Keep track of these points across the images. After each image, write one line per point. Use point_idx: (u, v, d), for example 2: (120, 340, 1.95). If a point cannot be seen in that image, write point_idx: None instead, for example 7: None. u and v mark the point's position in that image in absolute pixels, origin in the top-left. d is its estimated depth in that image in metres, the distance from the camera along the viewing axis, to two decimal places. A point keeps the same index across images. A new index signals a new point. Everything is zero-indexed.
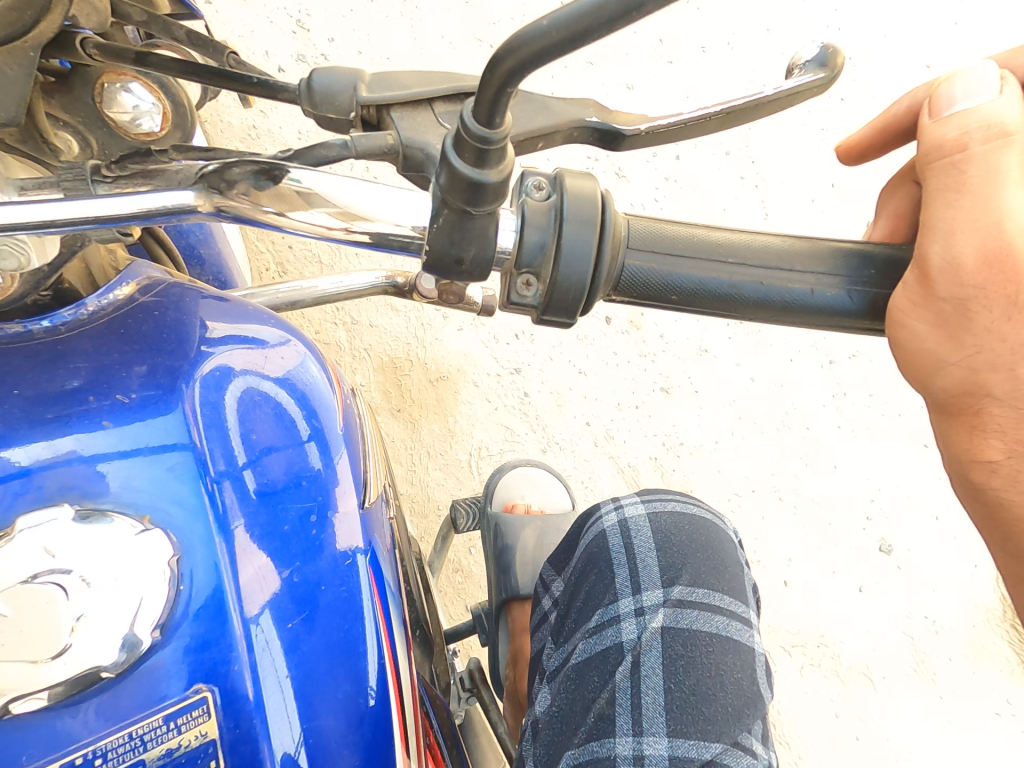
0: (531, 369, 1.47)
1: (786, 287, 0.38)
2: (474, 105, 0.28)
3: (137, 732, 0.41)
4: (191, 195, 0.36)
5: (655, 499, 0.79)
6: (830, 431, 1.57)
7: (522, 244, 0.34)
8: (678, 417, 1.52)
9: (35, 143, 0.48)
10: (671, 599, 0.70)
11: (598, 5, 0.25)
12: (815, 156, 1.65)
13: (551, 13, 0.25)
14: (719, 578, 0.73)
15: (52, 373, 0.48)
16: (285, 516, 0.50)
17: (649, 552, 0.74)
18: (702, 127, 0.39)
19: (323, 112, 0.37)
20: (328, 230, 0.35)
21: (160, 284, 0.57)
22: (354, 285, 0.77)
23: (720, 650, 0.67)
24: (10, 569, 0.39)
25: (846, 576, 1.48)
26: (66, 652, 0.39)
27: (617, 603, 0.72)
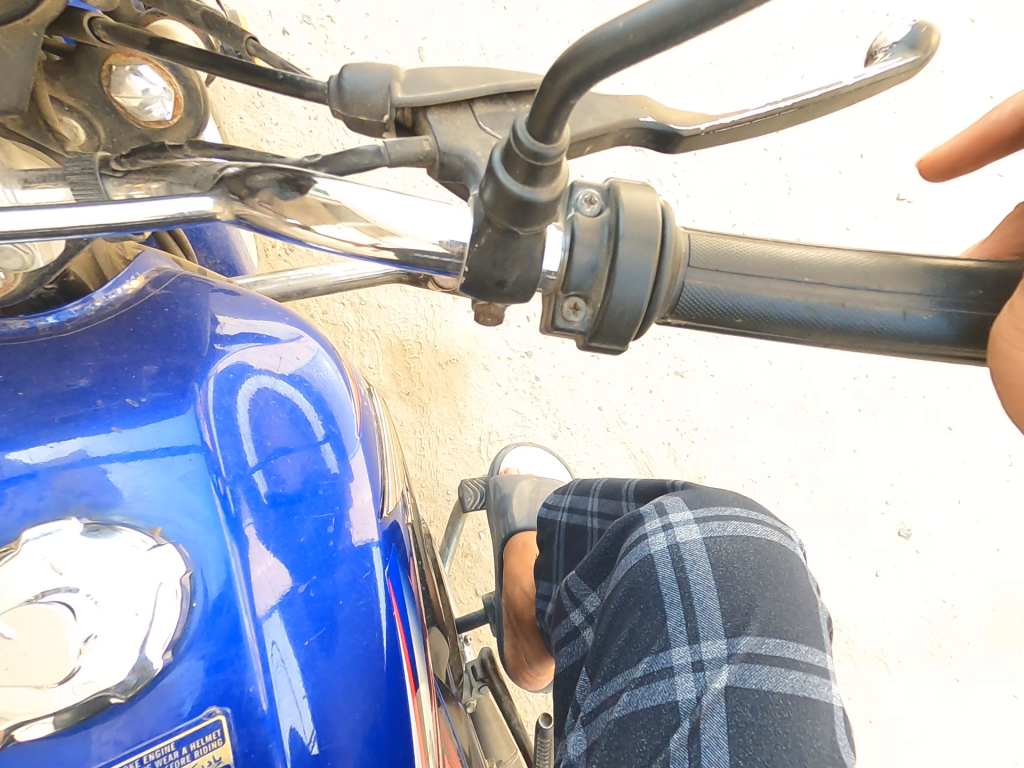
0: (542, 352, 1.44)
1: (873, 310, 0.35)
2: (530, 116, 0.25)
3: (148, 757, 0.40)
4: (209, 201, 0.33)
5: (712, 521, 0.71)
6: (850, 415, 1.54)
7: (571, 265, 0.31)
8: (693, 401, 1.49)
9: (39, 129, 0.43)
10: (738, 654, 0.62)
11: (688, 3, 0.21)
12: (846, 126, 1.57)
13: (627, 12, 0.22)
14: (793, 622, 0.64)
15: (57, 374, 0.45)
16: (301, 528, 0.49)
17: (709, 592, 0.66)
18: (771, 122, 0.35)
19: (353, 114, 0.34)
20: (356, 246, 0.32)
21: (171, 277, 0.54)
22: (367, 274, 0.74)
23: (796, 714, 0.58)
24: (16, 585, 0.38)
25: (862, 561, 1.48)
26: (74, 674, 0.38)
27: (669, 653, 0.64)
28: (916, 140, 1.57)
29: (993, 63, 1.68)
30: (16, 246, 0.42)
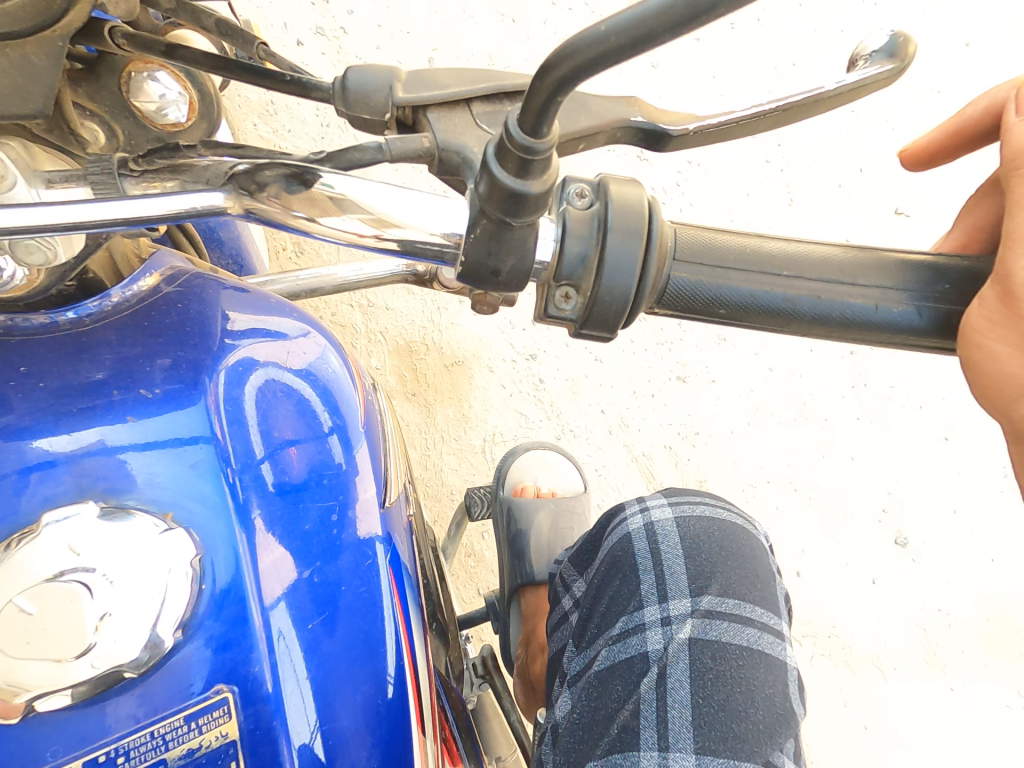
0: (545, 356, 1.45)
1: (847, 301, 0.36)
2: (520, 113, 0.26)
3: (159, 731, 0.41)
4: (221, 196, 0.35)
5: (683, 503, 0.78)
6: (850, 422, 1.54)
7: (562, 255, 0.32)
8: (694, 405, 1.49)
9: (62, 133, 0.43)
10: (700, 610, 0.69)
11: (663, 9, 0.22)
12: (847, 137, 1.58)
13: (610, 15, 0.23)
14: (751, 588, 0.71)
15: (76, 366, 0.48)
16: (306, 515, 0.50)
17: (677, 559, 0.73)
18: (756, 124, 0.36)
19: (357, 113, 0.35)
20: (359, 237, 0.34)
21: (183, 275, 0.56)
22: (374, 273, 0.76)
23: (750, 663, 0.66)
24: (32, 568, 0.38)
25: (860, 568, 1.47)
26: (90, 650, 0.38)
27: (642, 611, 0.71)
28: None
29: (992, 79, 1.68)
30: (40, 240, 0.42)
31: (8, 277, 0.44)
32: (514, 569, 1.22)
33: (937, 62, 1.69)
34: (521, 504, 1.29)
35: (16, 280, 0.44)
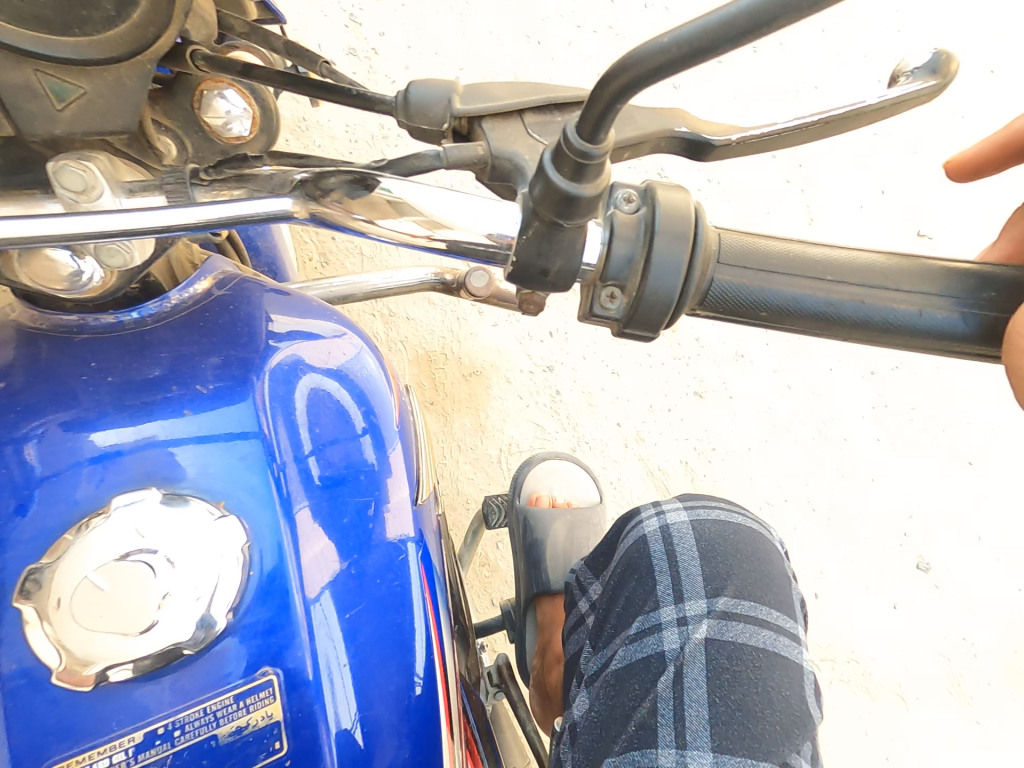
0: (563, 367, 1.46)
1: (890, 307, 0.36)
2: (579, 120, 0.27)
3: (211, 707, 0.42)
4: (289, 202, 0.37)
5: (699, 506, 0.77)
6: (869, 443, 1.52)
7: (610, 257, 0.34)
8: (711, 421, 1.49)
9: (141, 147, 0.44)
10: (716, 610, 0.69)
11: (724, 22, 0.24)
12: (869, 158, 1.58)
13: (671, 29, 0.25)
14: (767, 591, 0.70)
15: (138, 363, 0.50)
16: (344, 508, 0.52)
17: (692, 561, 0.72)
18: (798, 135, 0.37)
19: (417, 124, 0.38)
20: (411, 237, 0.36)
21: (234, 279, 0.59)
22: (403, 281, 0.82)
23: (766, 665, 0.65)
24: (103, 548, 0.40)
25: (879, 592, 1.43)
26: (153, 627, 0.40)
27: (658, 611, 0.70)
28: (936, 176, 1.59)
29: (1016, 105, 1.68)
30: (121, 244, 0.43)
31: (86, 279, 0.45)
32: (529, 578, 1.22)
33: (959, 87, 1.70)
34: (536, 514, 1.28)
35: (94, 282, 0.45)
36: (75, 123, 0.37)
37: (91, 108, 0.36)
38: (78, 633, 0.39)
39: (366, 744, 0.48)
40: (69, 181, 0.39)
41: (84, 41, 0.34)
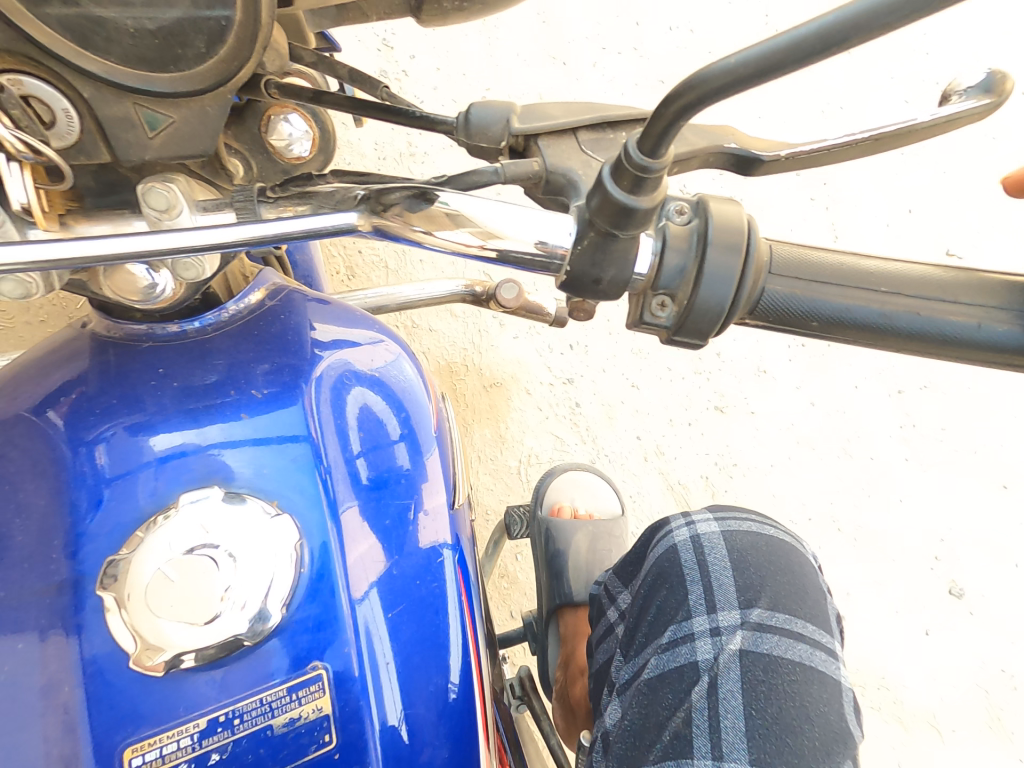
0: (583, 380, 1.46)
1: (947, 320, 0.36)
2: (641, 136, 0.29)
3: (267, 698, 0.44)
4: (354, 216, 0.40)
5: (730, 517, 0.76)
6: (897, 463, 1.50)
7: (661, 267, 0.35)
8: (733, 437, 1.47)
9: (214, 168, 0.49)
10: (749, 622, 0.68)
11: (795, 43, 0.25)
12: (895, 177, 1.59)
13: (739, 50, 0.26)
14: (801, 604, 0.69)
15: (199, 369, 0.53)
16: (387, 510, 0.53)
17: (724, 571, 0.71)
18: (847, 152, 0.38)
19: (476, 143, 0.40)
20: (465, 247, 0.38)
21: (284, 290, 0.62)
22: (433, 294, 0.87)
23: (804, 679, 0.63)
24: (173, 542, 0.43)
25: (910, 617, 1.39)
26: (215, 619, 0.42)
27: (691, 620, 0.70)
28: (960, 199, 1.59)
29: None
30: (196, 258, 0.46)
31: (160, 291, 0.49)
32: (552, 589, 1.22)
33: None
34: (558, 525, 1.28)
35: (166, 294, 0.49)
36: (164, 149, 0.40)
37: (178, 135, 0.40)
38: (149, 621, 0.41)
39: (409, 743, 0.48)
40: (154, 201, 0.42)
41: (179, 76, 0.38)
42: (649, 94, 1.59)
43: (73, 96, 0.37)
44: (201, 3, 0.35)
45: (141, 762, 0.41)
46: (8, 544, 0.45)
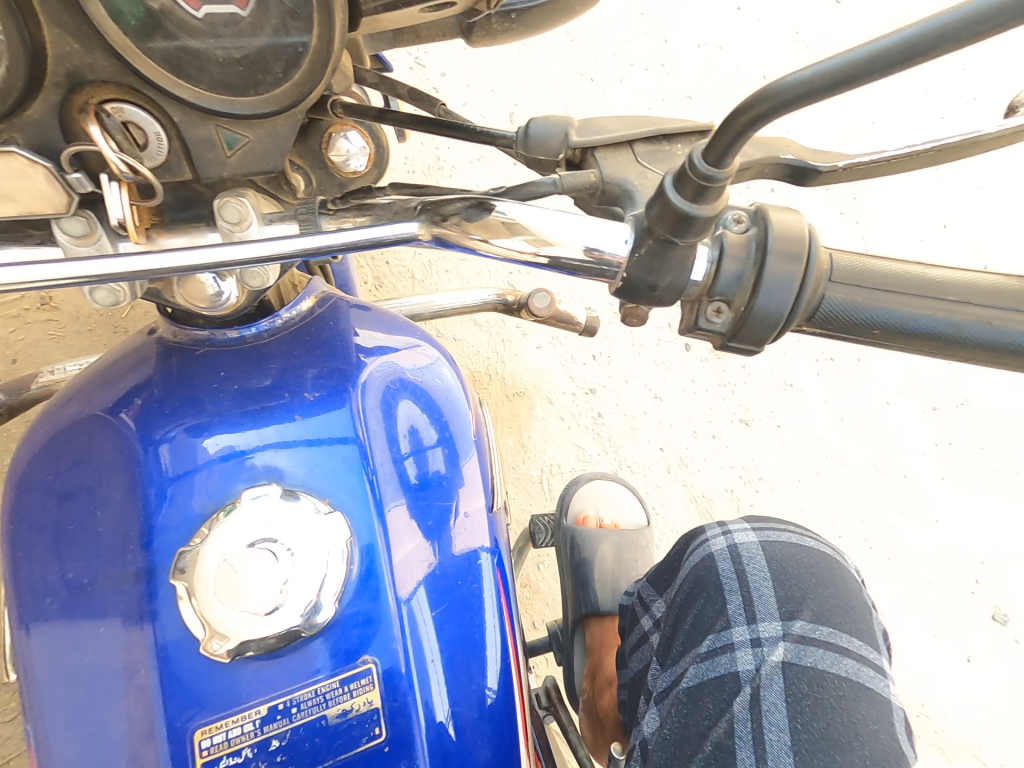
0: (606, 390, 1.43)
1: (1020, 330, 0.36)
2: (706, 148, 0.30)
3: (322, 689, 0.45)
4: (415, 225, 0.41)
5: (767, 528, 0.75)
6: (933, 483, 1.46)
7: (718, 274, 0.36)
8: (756, 449, 1.45)
9: (277, 183, 0.52)
10: (792, 634, 0.66)
11: (874, 55, 0.26)
12: (927, 193, 1.57)
13: (814, 63, 0.27)
14: (846, 618, 0.67)
15: (256, 372, 0.55)
16: (430, 510, 0.54)
17: (764, 582, 0.70)
18: (907, 162, 0.38)
19: (534, 156, 0.42)
20: (520, 254, 0.40)
21: (333, 298, 0.64)
22: (467, 303, 0.89)
23: (851, 695, 0.62)
24: (236, 535, 0.45)
25: (951, 643, 1.34)
26: (276, 610, 0.44)
27: (730, 631, 0.68)
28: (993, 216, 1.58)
29: None
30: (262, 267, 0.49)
31: (225, 298, 0.52)
32: (578, 598, 1.21)
33: None
34: (583, 533, 1.27)
35: (230, 301, 0.52)
36: (240, 166, 0.43)
37: (252, 154, 0.43)
38: (214, 610, 0.43)
39: (455, 740, 0.49)
40: (228, 214, 0.44)
41: (258, 100, 0.40)
42: (676, 109, 1.61)
43: (165, 121, 0.40)
44: (282, 32, 0.38)
45: (209, 745, 0.43)
46: (88, 533, 0.48)
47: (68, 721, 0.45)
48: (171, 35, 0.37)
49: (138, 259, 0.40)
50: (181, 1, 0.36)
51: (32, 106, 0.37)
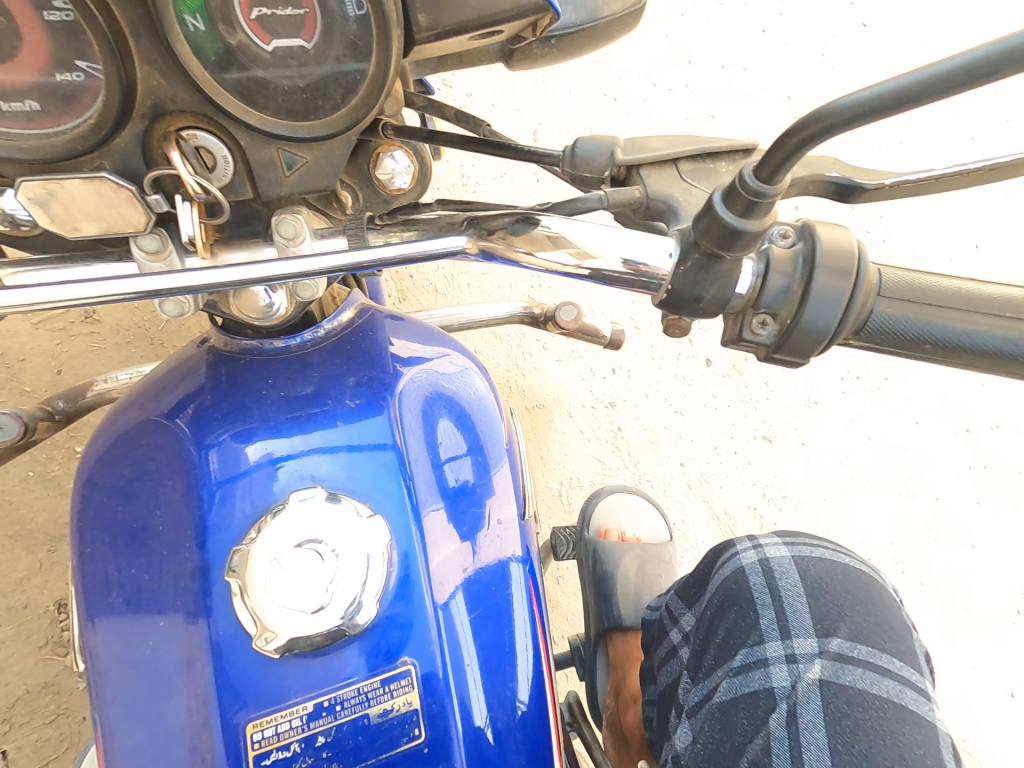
0: (625, 404, 1.41)
1: None
2: (758, 164, 0.31)
3: (364, 689, 0.46)
4: (464, 239, 0.43)
5: (800, 543, 0.74)
6: (969, 507, 1.42)
7: (764, 287, 0.37)
8: (781, 467, 1.42)
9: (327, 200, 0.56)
10: (829, 651, 0.65)
11: (935, 78, 0.27)
12: (958, 212, 1.55)
13: (874, 84, 0.28)
14: (885, 637, 0.65)
15: (300, 380, 0.57)
16: (465, 517, 0.55)
17: (798, 597, 0.69)
18: (958, 181, 0.39)
19: (579, 173, 0.44)
20: (563, 267, 0.41)
21: (371, 310, 0.66)
22: (496, 314, 0.91)
23: (894, 717, 0.59)
24: (284, 535, 0.47)
25: (992, 675, 1.30)
26: (321, 610, 0.45)
27: (764, 645, 0.67)
28: None
29: None
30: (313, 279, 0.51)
31: (274, 309, 0.54)
32: (600, 612, 1.20)
33: None
34: (605, 547, 1.25)
35: (279, 312, 0.55)
36: (296, 185, 0.46)
37: (309, 173, 0.45)
38: (265, 607, 0.45)
39: (490, 745, 0.49)
40: (285, 229, 0.47)
41: (319, 124, 0.43)
42: (700, 127, 1.63)
43: (231, 145, 0.43)
44: (345, 60, 0.40)
45: (260, 739, 0.44)
46: (150, 532, 0.50)
47: (131, 711, 0.47)
48: (245, 67, 0.40)
49: (205, 271, 0.43)
50: (254, 38, 0.39)
51: (120, 138, 0.41)
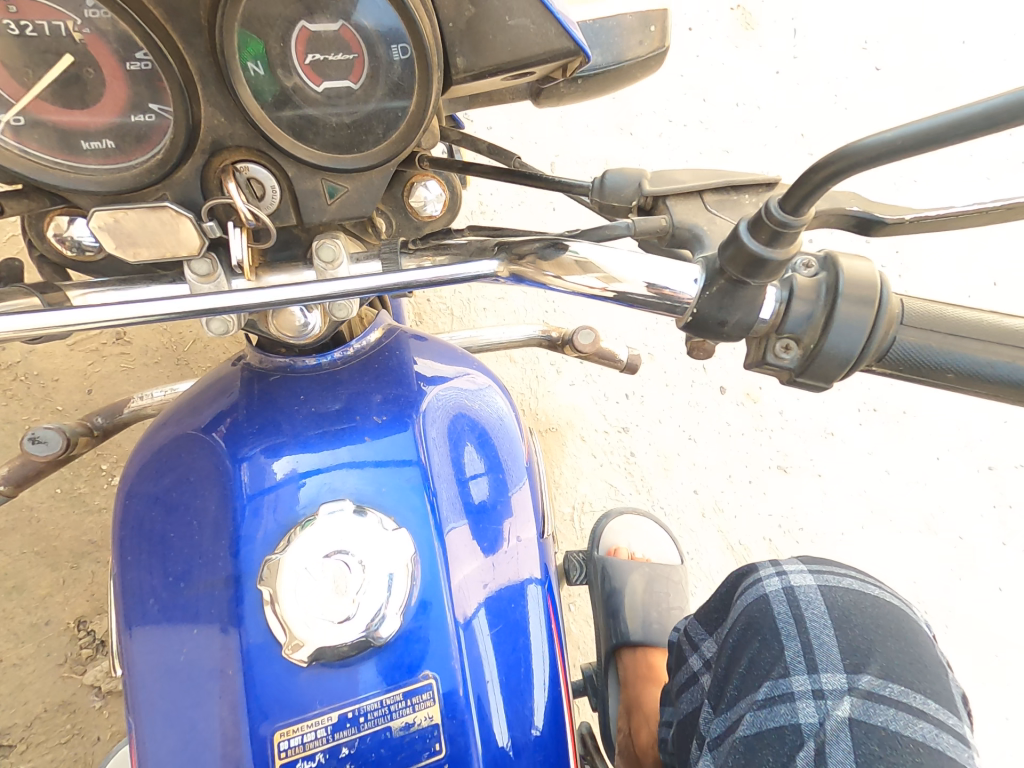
0: (638, 429, 1.41)
1: None
2: (784, 196, 0.33)
3: (388, 701, 0.46)
4: (494, 264, 0.45)
5: (825, 572, 0.71)
6: (995, 550, 1.40)
7: (788, 313, 0.38)
8: (798, 498, 1.39)
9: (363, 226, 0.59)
10: (859, 689, 0.62)
11: (955, 122, 0.28)
12: (976, 249, 1.56)
13: (900, 126, 0.29)
14: (919, 675, 0.63)
15: (329, 395, 0.59)
16: (487, 533, 0.55)
17: (826, 629, 0.67)
18: (977, 218, 0.40)
19: (608, 202, 0.47)
20: (591, 289, 0.42)
21: (398, 330, 0.68)
22: (515, 337, 0.93)
23: (931, 763, 0.57)
24: (313, 545, 0.48)
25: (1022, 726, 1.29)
26: (347, 621, 0.46)
27: (789, 679, 0.65)
28: None
29: None
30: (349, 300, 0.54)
31: (309, 327, 0.57)
32: (609, 629, 1.17)
33: None
34: (615, 565, 1.22)
35: (314, 330, 0.57)
36: (339, 211, 0.48)
37: (351, 201, 0.48)
38: (293, 615, 0.46)
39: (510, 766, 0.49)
40: (324, 253, 0.49)
41: (361, 156, 0.45)
42: (714, 161, 1.68)
43: (279, 174, 0.46)
44: (388, 98, 0.43)
45: (288, 747, 0.45)
46: (185, 542, 0.51)
47: (166, 719, 0.48)
48: (297, 106, 0.43)
49: (247, 293, 0.45)
50: (305, 78, 0.42)
51: (182, 171, 0.45)
